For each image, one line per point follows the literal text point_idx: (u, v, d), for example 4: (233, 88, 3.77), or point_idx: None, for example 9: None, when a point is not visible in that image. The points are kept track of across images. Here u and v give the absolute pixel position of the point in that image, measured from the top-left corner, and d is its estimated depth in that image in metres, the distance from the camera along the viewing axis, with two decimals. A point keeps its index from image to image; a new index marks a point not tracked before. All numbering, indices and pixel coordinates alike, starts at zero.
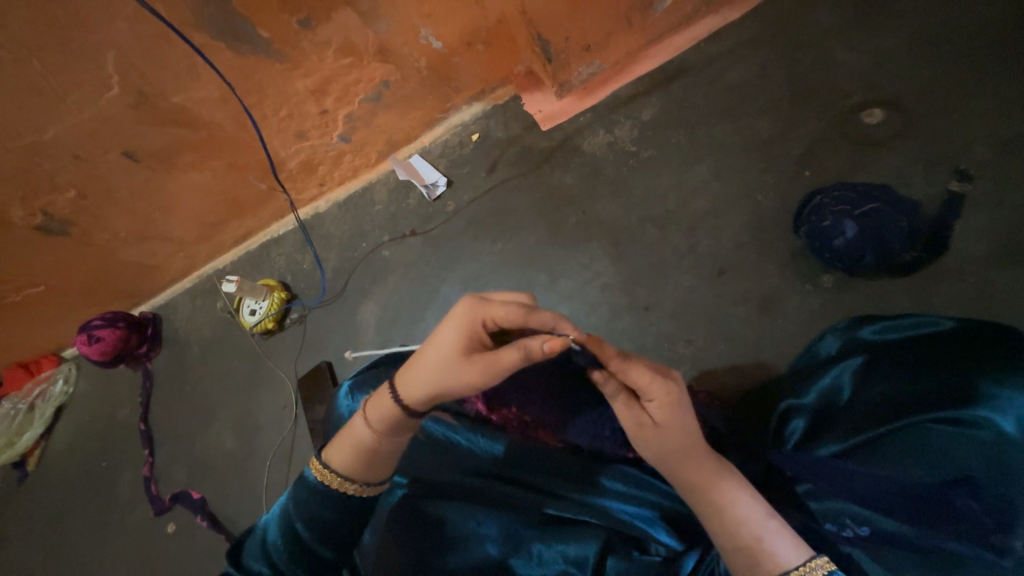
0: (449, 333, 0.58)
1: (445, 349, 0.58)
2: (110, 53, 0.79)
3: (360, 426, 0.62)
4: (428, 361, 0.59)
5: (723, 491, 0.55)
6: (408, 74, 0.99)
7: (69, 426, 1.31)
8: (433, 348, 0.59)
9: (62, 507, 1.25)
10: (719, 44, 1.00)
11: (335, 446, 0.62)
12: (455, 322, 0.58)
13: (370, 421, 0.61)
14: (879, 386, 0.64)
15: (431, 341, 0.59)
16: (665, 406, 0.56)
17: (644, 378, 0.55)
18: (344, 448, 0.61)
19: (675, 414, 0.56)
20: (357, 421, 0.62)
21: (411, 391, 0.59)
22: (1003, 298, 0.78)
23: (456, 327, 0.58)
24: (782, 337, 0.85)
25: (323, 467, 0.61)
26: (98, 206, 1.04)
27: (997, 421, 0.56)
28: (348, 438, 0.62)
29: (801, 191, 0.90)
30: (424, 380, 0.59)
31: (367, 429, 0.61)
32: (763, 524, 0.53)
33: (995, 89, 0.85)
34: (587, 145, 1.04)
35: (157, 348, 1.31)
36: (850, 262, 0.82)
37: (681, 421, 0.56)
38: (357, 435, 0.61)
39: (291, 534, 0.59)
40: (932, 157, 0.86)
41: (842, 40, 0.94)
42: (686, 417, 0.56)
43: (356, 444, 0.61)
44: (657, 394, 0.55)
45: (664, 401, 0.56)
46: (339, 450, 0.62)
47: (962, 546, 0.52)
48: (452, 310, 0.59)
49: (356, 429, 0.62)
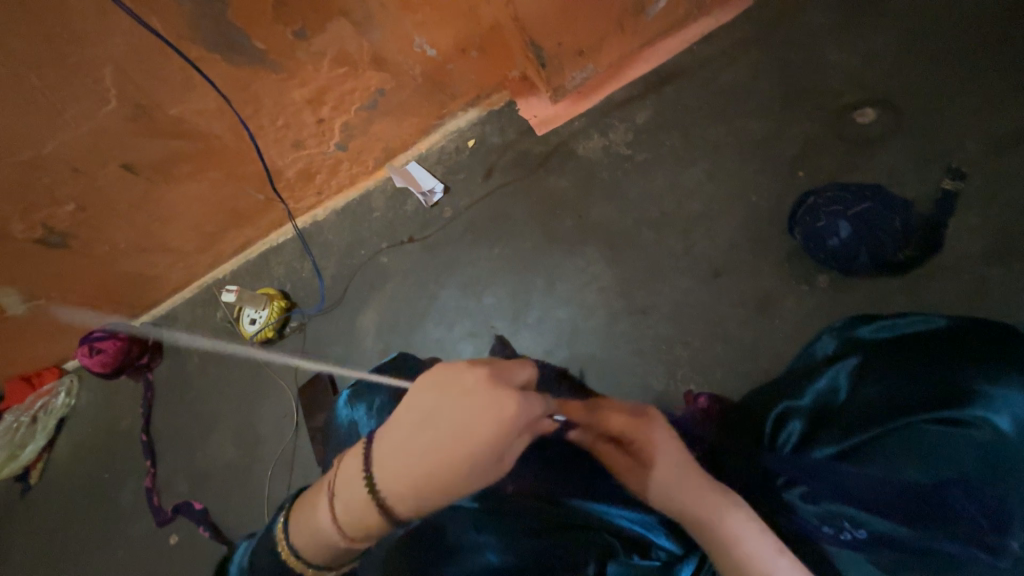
0: (481, 426, 0.49)
1: (478, 450, 0.49)
2: (108, 67, 0.80)
3: (327, 521, 0.54)
4: (446, 460, 0.49)
5: (720, 519, 0.56)
6: (403, 81, 1.00)
7: (72, 437, 1.32)
8: (453, 440, 0.50)
9: (65, 519, 1.25)
10: (711, 47, 1.01)
11: (307, 540, 0.55)
12: (503, 419, 0.49)
13: (340, 520, 0.53)
14: (877, 386, 0.63)
15: (451, 432, 0.50)
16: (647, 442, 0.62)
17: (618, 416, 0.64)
18: (312, 541, 0.55)
19: (658, 446, 0.62)
20: (329, 524, 0.53)
21: (410, 485, 0.50)
22: (1000, 295, 0.78)
23: (495, 426, 0.49)
24: (780, 338, 0.86)
25: (293, 558, 0.56)
26: (97, 218, 1.04)
27: (993, 420, 0.56)
28: (314, 533, 0.54)
29: (796, 192, 0.91)
30: (431, 479, 0.50)
31: (336, 528, 0.53)
32: (774, 561, 0.54)
33: (987, 86, 0.85)
34: (582, 149, 1.05)
35: (158, 359, 1.31)
36: (845, 261, 0.82)
37: (669, 457, 0.61)
38: (324, 531, 0.54)
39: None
40: (926, 156, 0.86)
41: (834, 40, 0.94)
42: (668, 450, 0.61)
43: (325, 541, 0.54)
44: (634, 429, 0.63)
45: (641, 434, 0.62)
46: (304, 539, 0.55)
47: (954, 547, 0.54)
48: (496, 408, 0.49)
49: (323, 523, 0.54)
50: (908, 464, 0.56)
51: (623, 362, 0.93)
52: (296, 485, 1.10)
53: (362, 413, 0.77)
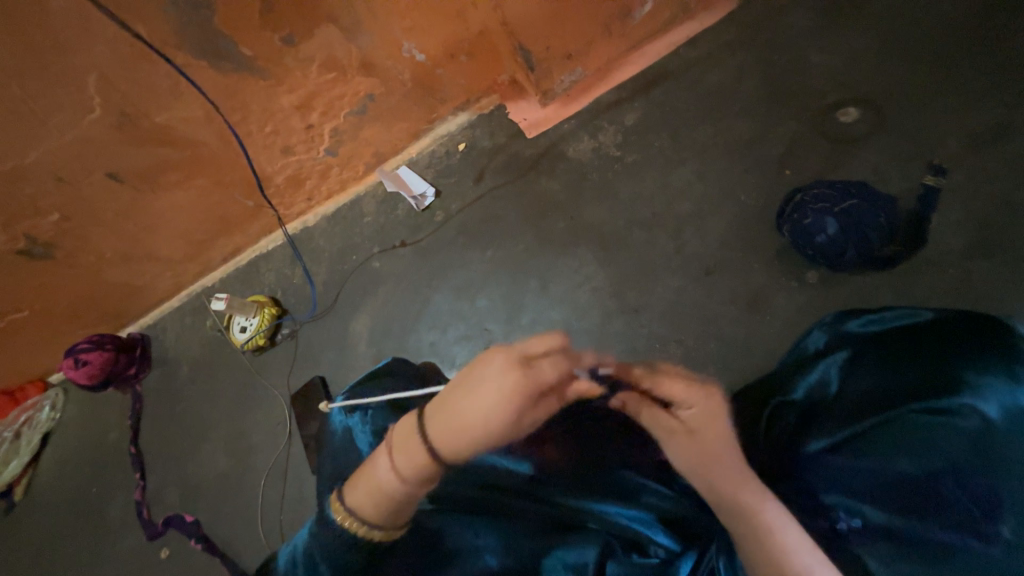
0: (506, 398, 0.54)
1: (492, 417, 0.55)
2: (91, 75, 0.79)
3: (386, 473, 0.58)
4: (473, 425, 0.55)
5: (753, 499, 0.56)
6: (392, 86, 1.00)
7: (57, 453, 1.29)
8: (486, 412, 0.55)
9: (51, 536, 1.22)
10: (697, 49, 1.02)
11: (358, 493, 0.59)
12: (510, 389, 0.54)
13: (399, 469, 0.58)
14: (866, 378, 0.65)
15: (477, 399, 0.55)
16: (700, 414, 0.62)
17: (680, 389, 0.63)
18: (367, 496, 0.58)
19: (714, 419, 0.62)
20: (382, 471, 0.59)
21: (455, 450, 0.56)
22: (983, 288, 0.80)
23: (508, 395, 0.54)
24: (771, 334, 0.87)
25: (347, 516, 0.58)
26: (82, 228, 1.02)
27: (981, 408, 0.56)
28: (369, 482, 0.59)
29: (783, 190, 0.92)
30: (465, 440, 0.56)
31: (394, 476, 0.58)
32: (809, 557, 0.53)
33: (963, 85, 0.88)
34: (573, 151, 1.06)
35: (146, 369, 1.29)
36: (832, 257, 0.83)
37: (719, 430, 0.62)
38: (382, 482, 0.58)
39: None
40: (908, 153, 0.88)
41: (816, 42, 0.96)
42: (721, 427, 0.62)
43: (382, 494, 0.57)
44: (695, 402, 0.63)
45: (703, 409, 0.62)
46: (360, 495, 0.59)
47: (949, 535, 0.53)
48: (501, 378, 0.55)
49: (383, 475, 0.58)
50: (899, 453, 0.57)
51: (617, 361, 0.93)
52: (290, 495, 1.09)
53: (357, 419, 0.77)
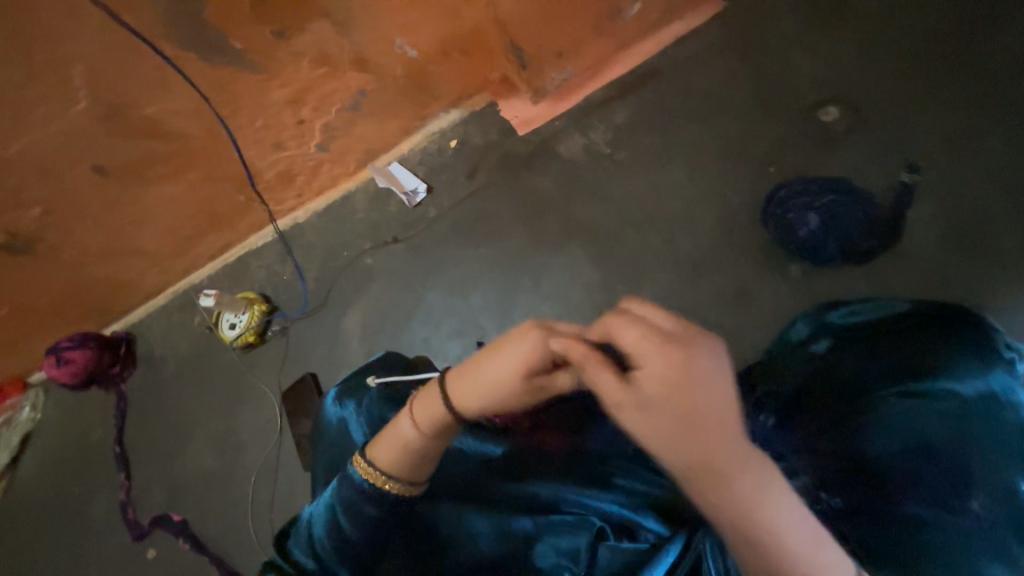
0: (521, 364, 0.54)
1: (502, 377, 0.55)
2: (78, 65, 0.78)
3: (407, 427, 0.61)
4: (484, 382, 0.57)
5: (745, 483, 0.43)
6: (384, 82, 1.00)
7: (38, 453, 1.26)
8: (496, 374, 0.56)
9: (32, 538, 1.19)
10: (685, 49, 1.04)
11: (380, 445, 0.62)
12: (523, 354, 0.54)
13: (419, 424, 0.60)
14: (849, 365, 0.68)
15: (497, 360, 0.56)
16: (660, 379, 0.43)
17: (634, 340, 0.45)
18: (387, 447, 0.61)
19: (682, 383, 0.43)
20: (403, 422, 0.61)
21: (467, 406, 0.58)
22: (954, 282, 0.84)
23: (520, 356, 0.54)
24: (756, 326, 0.89)
25: (366, 466, 0.61)
26: (66, 221, 1.01)
27: (954, 391, 0.60)
28: (391, 432, 0.62)
29: (767, 187, 0.95)
30: (476, 395, 0.57)
31: (415, 431, 0.60)
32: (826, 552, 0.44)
33: (936, 87, 0.92)
34: (564, 148, 1.07)
35: (130, 368, 1.26)
36: (814, 251, 0.87)
37: (689, 401, 0.43)
38: (401, 435, 0.60)
39: (337, 530, 0.61)
40: (885, 151, 0.91)
41: (799, 44, 1.00)
42: (694, 393, 0.43)
43: (402, 447, 0.60)
44: (653, 361, 0.44)
45: (664, 371, 0.43)
46: (381, 444, 0.62)
47: (926, 510, 0.55)
48: (521, 342, 0.54)
49: (403, 429, 0.60)
50: (879, 434, 0.61)
51: None
52: (281, 491, 1.08)
53: (351, 410, 0.77)
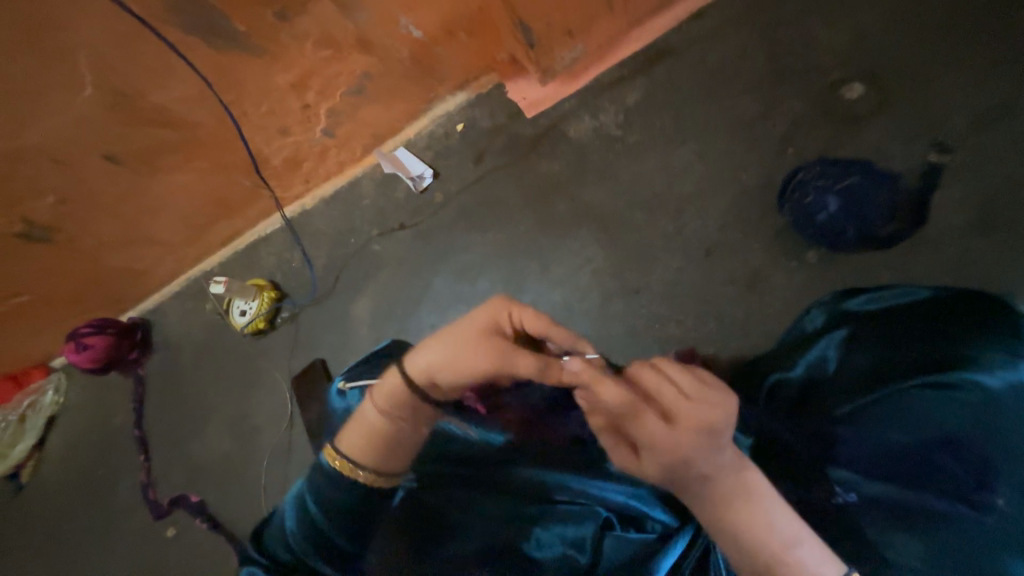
0: (472, 335, 0.60)
1: (457, 346, 0.60)
2: (83, 53, 0.77)
3: (373, 414, 0.64)
4: (439, 353, 0.61)
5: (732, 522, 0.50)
6: (389, 65, 0.98)
7: (63, 435, 1.30)
8: (454, 352, 0.60)
9: (60, 516, 1.24)
10: (701, 25, 1.00)
11: (348, 430, 0.65)
12: (477, 324, 0.60)
13: (382, 408, 0.63)
14: (866, 355, 0.65)
15: (454, 332, 0.61)
16: (662, 457, 0.50)
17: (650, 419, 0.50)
18: (355, 435, 0.64)
19: (681, 457, 0.49)
20: (367, 408, 0.65)
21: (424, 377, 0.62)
22: (982, 267, 0.80)
23: (475, 324, 0.61)
24: (769, 314, 0.87)
25: (337, 458, 0.63)
26: (80, 211, 1.02)
27: (980, 382, 0.57)
28: (357, 418, 0.65)
29: (784, 169, 0.91)
30: (432, 364, 0.61)
31: (378, 413, 0.63)
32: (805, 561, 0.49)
33: (969, 61, 0.86)
34: (573, 131, 1.04)
35: (147, 354, 1.29)
36: (833, 238, 0.83)
37: (692, 464, 0.50)
38: (367, 421, 0.64)
39: (312, 521, 0.61)
40: (912, 130, 0.87)
41: (822, 17, 0.94)
42: (690, 463, 0.50)
43: (372, 432, 0.63)
44: (655, 438, 0.50)
45: (665, 448, 0.49)
46: (350, 433, 0.64)
47: (944, 505, 0.55)
48: (477, 315, 0.61)
49: (369, 415, 0.64)
50: (898, 428, 0.59)
51: (615, 342, 0.94)
52: (294, 474, 1.10)
53: (356, 400, 0.78)
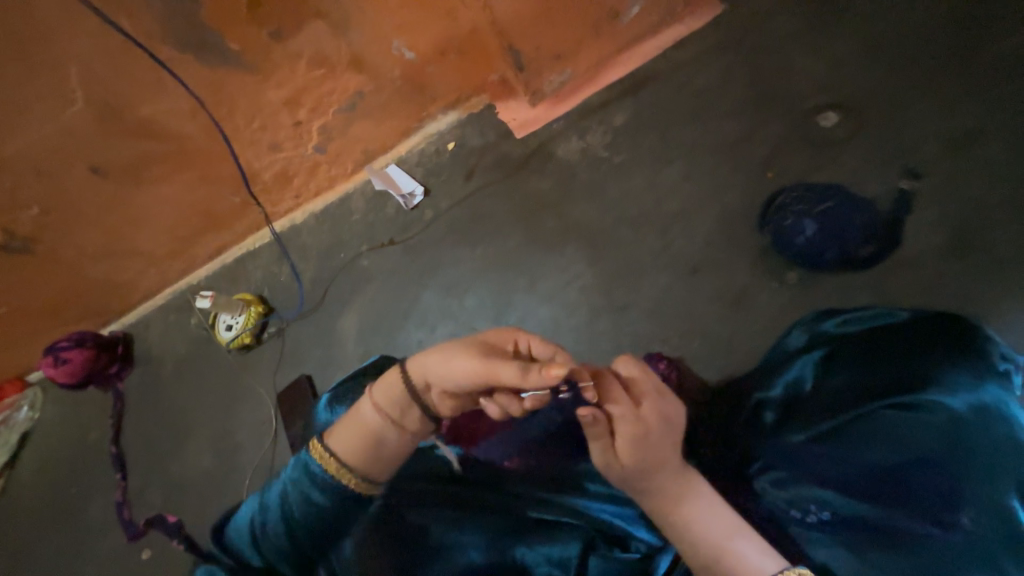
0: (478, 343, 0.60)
1: (456, 351, 0.59)
2: (73, 65, 0.77)
3: (368, 411, 0.63)
4: (438, 355, 0.60)
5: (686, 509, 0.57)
6: (381, 83, 1.00)
7: (36, 452, 1.26)
8: (445, 353, 0.59)
9: (29, 537, 1.19)
10: (684, 52, 1.04)
11: (339, 424, 0.64)
12: (488, 337, 0.60)
13: (378, 406, 0.62)
14: (841, 374, 0.67)
15: (462, 342, 0.60)
16: (632, 443, 0.57)
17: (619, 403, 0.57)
18: (345, 428, 0.63)
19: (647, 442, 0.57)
20: (365, 407, 0.63)
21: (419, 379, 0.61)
22: (957, 289, 0.82)
23: (486, 337, 0.60)
24: (754, 333, 0.88)
25: (321, 448, 0.62)
26: (63, 222, 1.01)
27: (947, 403, 0.60)
28: (354, 414, 0.64)
29: (766, 191, 0.94)
30: (427, 366, 0.60)
31: (372, 410, 0.62)
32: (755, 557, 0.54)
33: (938, 91, 0.91)
34: (562, 150, 1.06)
35: (128, 368, 1.26)
36: (813, 259, 0.86)
37: (655, 446, 0.57)
38: (359, 415, 0.63)
39: (278, 525, 0.59)
40: (886, 157, 0.90)
41: (799, 47, 0.99)
42: (654, 445, 0.57)
43: (361, 429, 0.61)
44: (626, 425, 0.57)
45: (632, 432, 0.56)
46: (342, 422, 0.64)
47: (914, 524, 0.56)
48: (493, 333, 0.61)
49: (364, 409, 0.63)
50: (870, 447, 0.60)
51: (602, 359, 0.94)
52: None
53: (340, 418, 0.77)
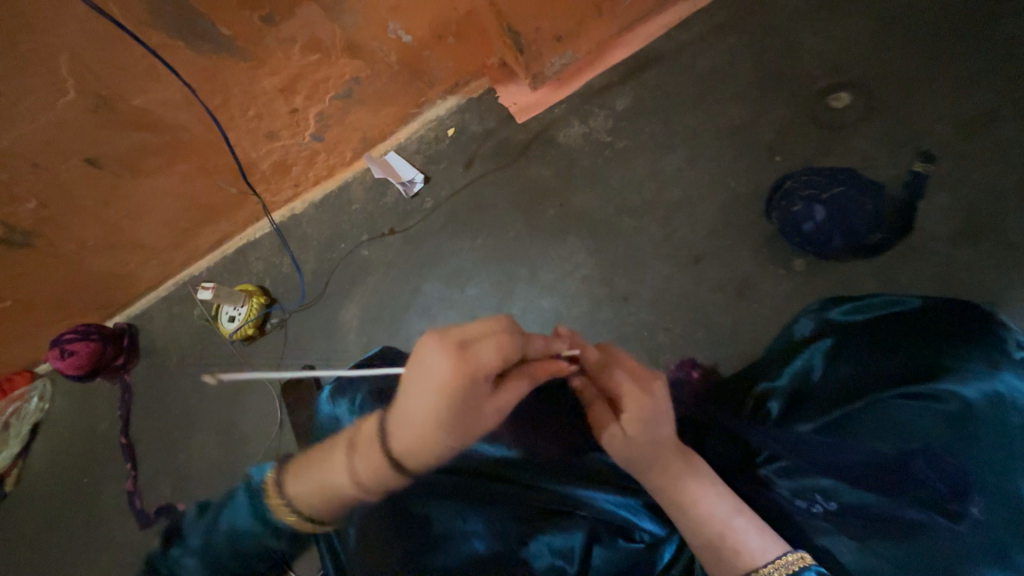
0: (455, 403, 0.52)
1: (436, 418, 0.53)
2: (63, 55, 0.76)
3: (350, 481, 0.58)
4: (419, 424, 0.54)
5: (692, 488, 0.58)
6: (378, 69, 0.97)
7: (47, 443, 1.28)
8: (434, 424, 0.53)
9: (44, 526, 1.22)
10: (689, 31, 1.00)
11: (310, 494, 0.58)
12: (447, 390, 0.52)
13: (363, 478, 0.57)
14: (850, 363, 0.67)
15: (426, 403, 0.53)
16: (638, 422, 0.57)
17: (626, 388, 0.59)
18: (321, 498, 0.58)
19: (650, 425, 0.58)
20: (339, 477, 0.58)
21: (413, 459, 0.55)
22: (967, 276, 0.81)
23: (447, 391, 0.52)
24: (758, 321, 0.87)
25: (297, 521, 0.59)
26: (62, 215, 1.00)
27: (959, 393, 0.59)
28: (330, 490, 0.58)
29: (773, 176, 0.92)
30: (418, 439, 0.54)
31: (359, 483, 0.58)
32: (759, 540, 0.55)
33: (954, 69, 0.87)
34: (563, 136, 1.04)
35: (135, 359, 1.28)
36: (820, 246, 0.84)
37: (658, 428, 0.58)
38: (334, 482, 0.58)
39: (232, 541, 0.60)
40: (898, 139, 0.87)
41: (808, 24, 0.95)
42: (659, 424, 0.58)
43: (349, 496, 0.58)
44: (633, 405, 0.58)
45: (638, 414, 0.58)
46: (305, 490, 0.59)
47: (918, 513, 0.55)
48: (439, 377, 0.52)
49: (336, 473, 0.58)
50: (875, 436, 0.60)
51: None
52: None
53: (344, 409, 0.77)
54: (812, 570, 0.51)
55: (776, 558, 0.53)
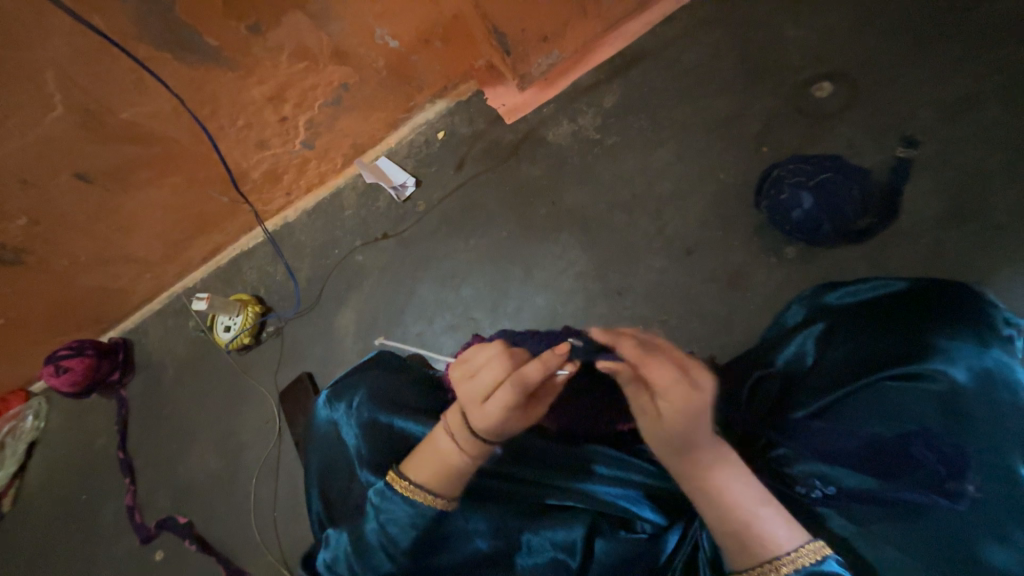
0: (499, 427, 0.58)
1: (492, 432, 0.59)
2: (49, 70, 0.76)
3: (462, 460, 0.60)
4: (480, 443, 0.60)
5: (720, 478, 0.57)
6: (366, 75, 0.98)
7: (44, 461, 1.27)
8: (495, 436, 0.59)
9: (43, 544, 1.21)
10: (674, 28, 1.01)
11: (428, 475, 0.60)
12: (486, 423, 0.58)
13: (471, 454, 0.60)
14: (843, 348, 0.67)
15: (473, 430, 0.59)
16: (679, 411, 0.55)
17: (663, 377, 0.56)
18: (447, 480, 0.60)
19: (689, 415, 0.55)
20: (454, 457, 0.60)
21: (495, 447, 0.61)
22: (955, 257, 0.82)
23: (485, 424, 0.58)
24: (751, 310, 0.88)
25: (438, 502, 0.59)
26: (53, 231, 1.00)
27: (949, 372, 0.59)
28: (449, 472, 0.60)
29: (761, 166, 0.93)
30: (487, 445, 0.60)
31: (469, 459, 0.60)
32: (783, 531, 0.54)
33: (933, 56, 0.89)
34: (552, 136, 1.05)
35: (130, 374, 1.27)
36: (809, 233, 0.84)
37: (698, 418, 0.55)
38: (452, 462, 0.60)
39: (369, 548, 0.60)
40: (882, 126, 0.89)
41: (790, 17, 0.96)
42: (699, 417, 0.55)
43: (461, 471, 0.60)
44: (675, 395, 0.55)
45: (679, 403, 0.55)
46: (430, 475, 0.60)
47: (918, 495, 0.56)
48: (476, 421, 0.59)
49: (451, 457, 0.60)
50: (874, 419, 0.60)
51: None
52: (283, 491, 1.08)
53: (342, 413, 0.77)
54: (833, 558, 0.52)
55: (799, 547, 0.53)
